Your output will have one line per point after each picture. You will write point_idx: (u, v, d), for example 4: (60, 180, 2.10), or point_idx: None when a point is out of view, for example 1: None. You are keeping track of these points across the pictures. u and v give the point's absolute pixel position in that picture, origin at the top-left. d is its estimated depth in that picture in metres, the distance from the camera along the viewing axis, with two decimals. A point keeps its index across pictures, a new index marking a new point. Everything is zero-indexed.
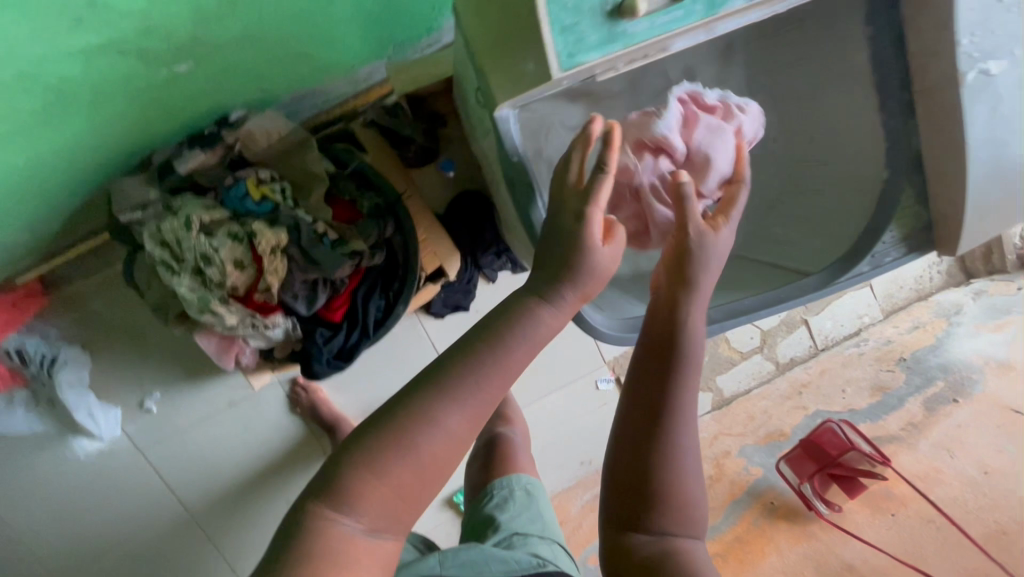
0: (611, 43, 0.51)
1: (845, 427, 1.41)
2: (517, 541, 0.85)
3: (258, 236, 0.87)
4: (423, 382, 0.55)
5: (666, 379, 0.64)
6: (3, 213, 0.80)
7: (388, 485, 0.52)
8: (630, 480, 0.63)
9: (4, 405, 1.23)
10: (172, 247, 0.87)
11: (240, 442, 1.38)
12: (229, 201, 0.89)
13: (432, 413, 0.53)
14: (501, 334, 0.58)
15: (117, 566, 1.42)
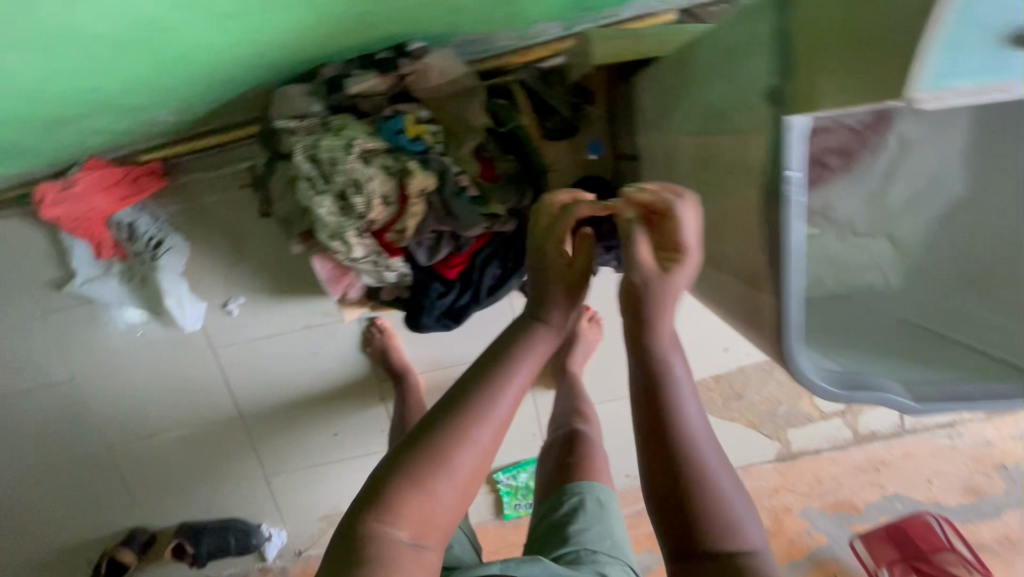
0: (989, 73, 0.38)
1: (945, 525, 1.36)
2: (585, 557, 0.88)
3: (412, 175, 0.84)
4: (439, 410, 0.54)
5: (661, 402, 0.53)
6: (168, 90, 0.78)
7: (427, 508, 0.50)
8: (676, 519, 0.52)
9: (105, 271, 1.26)
10: (322, 165, 0.83)
11: (307, 367, 1.39)
12: (386, 132, 0.86)
13: (453, 439, 0.52)
14: (500, 366, 0.56)
15: (169, 452, 1.46)
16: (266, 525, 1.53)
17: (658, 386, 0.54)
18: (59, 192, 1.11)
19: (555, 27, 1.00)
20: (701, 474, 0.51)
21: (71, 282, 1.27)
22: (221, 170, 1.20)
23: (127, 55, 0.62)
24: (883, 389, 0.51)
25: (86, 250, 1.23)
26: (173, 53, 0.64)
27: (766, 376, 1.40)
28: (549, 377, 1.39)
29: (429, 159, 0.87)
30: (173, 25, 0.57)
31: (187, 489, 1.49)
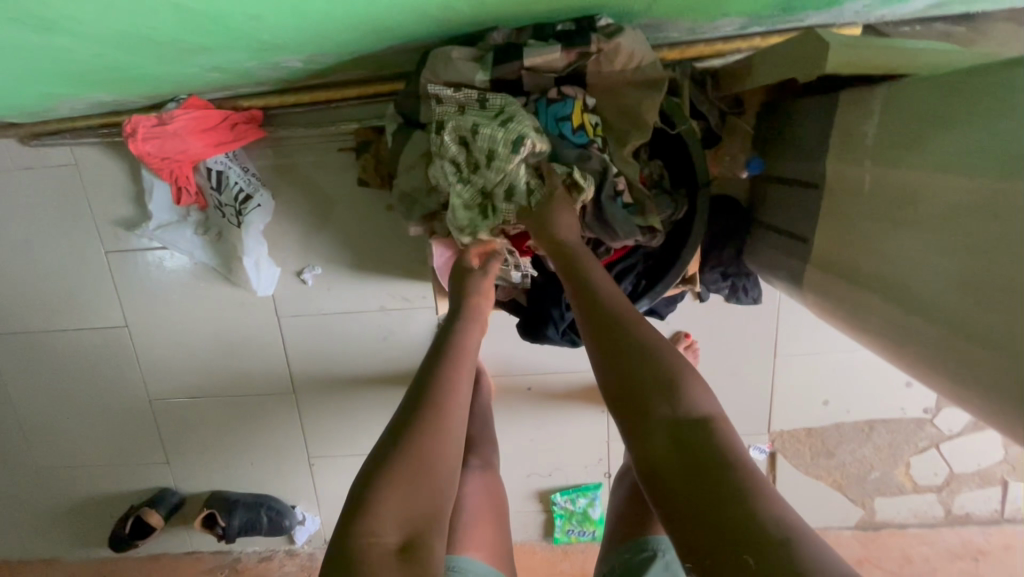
0: None
1: None
2: None
3: (579, 186, 0.75)
4: (407, 406, 0.63)
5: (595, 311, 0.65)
6: (320, 31, 0.68)
7: (406, 493, 0.57)
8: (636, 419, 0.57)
9: (181, 218, 1.17)
10: (472, 154, 0.74)
11: (373, 351, 1.29)
12: (547, 118, 0.75)
13: (423, 425, 0.61)
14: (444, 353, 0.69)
15: (212, 418, 1.37)
16: (300, 509, 1.44)
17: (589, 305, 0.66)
18: (150, 126, 1.01)
19: (732, 23, 0.88)
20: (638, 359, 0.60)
21: (145, 225, 1.18)
22: (320, 129, 1.10)
23: None
24: None
25: (165, 193, 1.15)
26: None
27: (863, 436, 1.29)
28: None
29: (591, 156, 0.76)
30: None
31: (225, 458, 1.41)
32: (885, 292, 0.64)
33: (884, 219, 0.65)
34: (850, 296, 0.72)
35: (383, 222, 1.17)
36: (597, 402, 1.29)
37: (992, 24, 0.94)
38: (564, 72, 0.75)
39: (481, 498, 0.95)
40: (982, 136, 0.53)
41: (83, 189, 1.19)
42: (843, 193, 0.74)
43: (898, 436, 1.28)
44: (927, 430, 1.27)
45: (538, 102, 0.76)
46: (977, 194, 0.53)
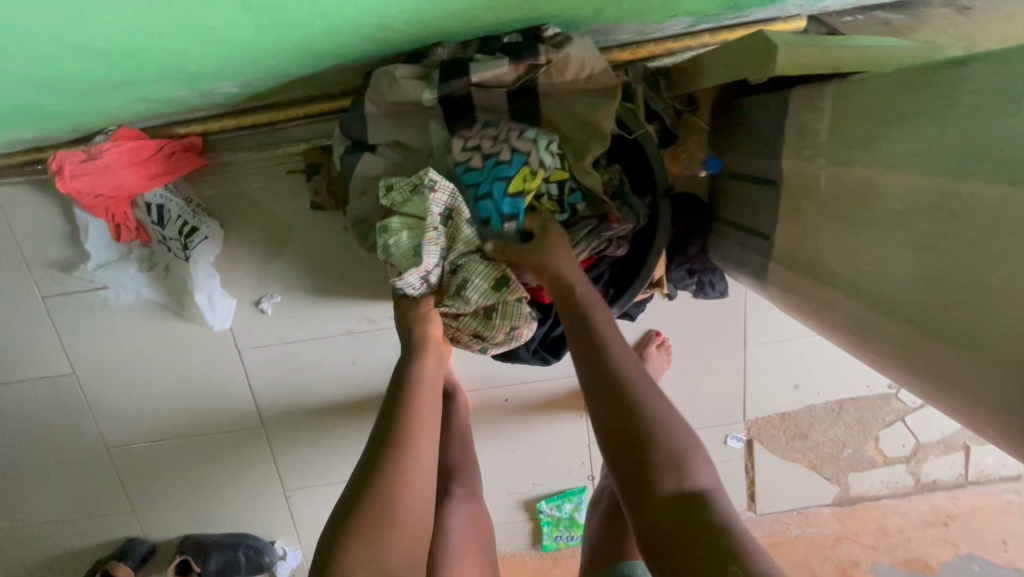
0: None
1: None
2: None
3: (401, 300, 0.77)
4: (374, 452, 0.64)
5: (595, 345, 0.67)
6: (254, 58, 0.64)
7: (378, 550, 0.57)
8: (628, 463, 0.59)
9: (122, 256, 1.10)
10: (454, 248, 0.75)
11: (343, 377, 1.25)
12: (488, 171, 0.73)
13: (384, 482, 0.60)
14: (406, 394, 0.68)
15: (177, 460, 1.30)
16: (280, 543, 1.39)
17: (591, 337, 0.67)
18: (78, 162, 0.94)
19: (681, 23, 0.87)
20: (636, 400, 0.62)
21: (83, 265, 1.11)
22: (266, 152, 1.04)
23: None
24: None
25: (102, 232, 1.07)
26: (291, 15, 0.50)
27: (834, 416, 1.32)
28: None
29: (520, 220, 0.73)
30: None
31: (195, 500, 1.34)
32: (849, 293, 0.65)
33: (844, 216, 0.65)
34: (814, 294, 0.72)
35: (341, 244, 1.13)
36: (576, 407, 1.28)
37: (929, 10, 0.96)
38: (514, 86, 0.73)
39: (466, 530, 0.94)
40: (931, 135, 0.54)
41: (10, 232, 1.10)
42: (800, 193, 0.74)
43: (866, 412, 1.32)
44: (892, 404, 1.32)
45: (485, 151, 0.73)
46: (931, 193, 0.53)
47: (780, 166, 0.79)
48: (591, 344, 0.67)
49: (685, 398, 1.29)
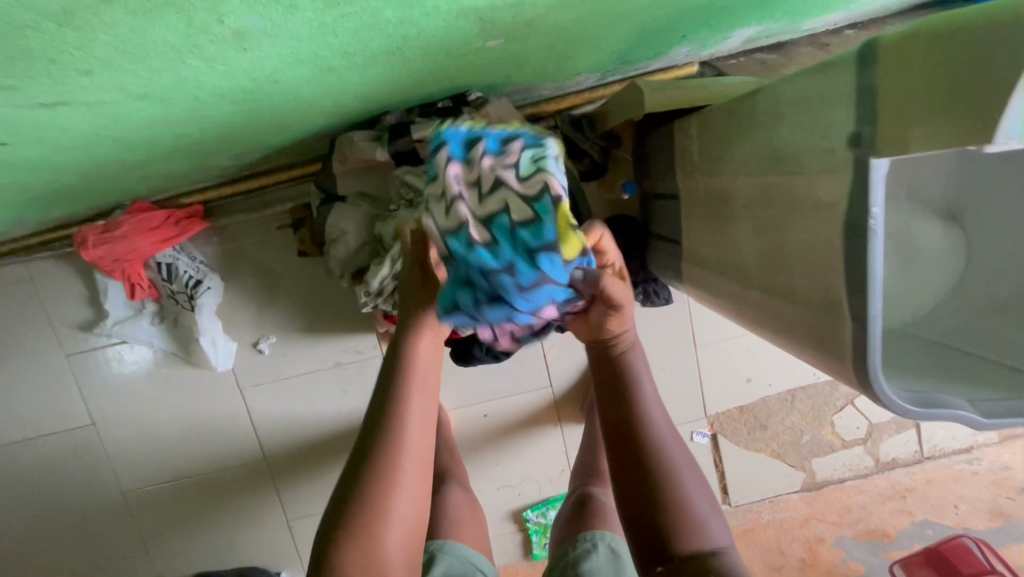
0: None
1: (984, 547, 1.28)
2: None
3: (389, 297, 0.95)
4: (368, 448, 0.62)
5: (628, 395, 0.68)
6: (243, 136, 0.82)
7: (370, 553, 0.57)
8: (635, 494, 0.64)
9: (137, 312, 1.27)
10: None
11: (335, 406, 1.38)
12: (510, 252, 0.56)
13: (376, 491, 0.59)
14: (396, 385, 0.65)
15: (187, 499, 1.41)
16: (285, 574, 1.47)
17: (624, 387, 0.69)
18: (100, 233, 1.12)
19: (590, 77, 1.07)
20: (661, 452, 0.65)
21: (102, 322, 1.27)
22: (259, 213, 1.23)
23: (224, 107, 0.65)
24: (959, 407, 0.53)
25: (119, 292, 1.24)
26: (265, 104, 0.68)
27: (788, 405, 1.44)
28: (577, 410, 1.39)
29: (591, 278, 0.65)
30: (280, 82, 0.60)
31: (204, 537, 1.43)
32: (728, 278, 0.79)
33: (716, 217, 0.81)
34: (709, 283, 0.87)
35: (327, 286, 1.29)
36: (550, 418, 1.40)
37: (798, 49, 1.16)
38: None
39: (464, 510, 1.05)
40: (748, 148, 0.70)
41: (40, 299, 1.27)
42: (692, 203, 0.90)
43: (818, 399, 1.44)
44: (840, 389, 1.43)
45: (489, 235, 0.56)
46: (754, 190, 0.69)
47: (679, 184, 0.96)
48: (625, 396, 0.68)
49: None
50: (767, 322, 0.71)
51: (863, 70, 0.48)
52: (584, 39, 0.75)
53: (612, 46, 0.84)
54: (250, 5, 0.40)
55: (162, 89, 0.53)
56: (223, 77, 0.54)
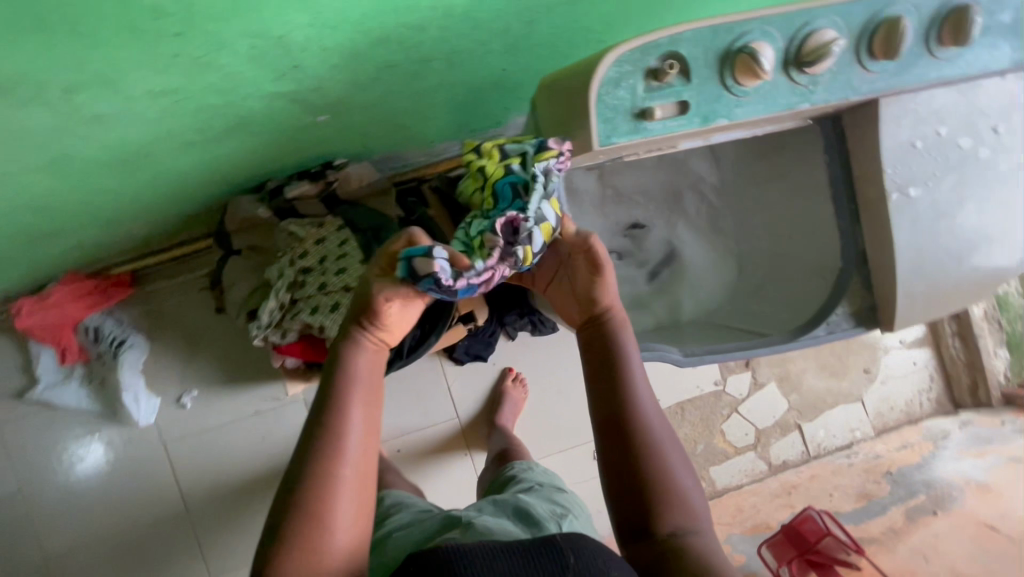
0: (637, 133, 0.61)
1: (824, 515, 1.44)
2: (536, 488, 0.94)
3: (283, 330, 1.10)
4: (303, 463, 0.58)
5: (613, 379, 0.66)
6: (145, 204, 1.01)
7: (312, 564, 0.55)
8: (620, 479, 0.62)
9: (65, 376, 1.39)
10: (304, 275, 1.10)
11: (255, 453, 1.47)
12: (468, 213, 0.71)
13: (311, 503, 0.56)
14: (334, 396, 0.61)
15: (108, 561, 1.44)
16: None
17: (609, 376, 0.66)
18: (33, 304, 1.27)
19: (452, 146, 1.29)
20: (646, 438, 0.63)
21: (34, 388, 1.39)
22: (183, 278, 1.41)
23: (114, 176, 0.84)
24: (659, 349, 0.78)
25: (51, 358, 1.37)
26: (149, 173, 0.87)
27: (679, 418, 1.56)
28: (483, 437, 1.51)
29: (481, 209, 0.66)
30: (152, 153, 0.80)
31: None
32: None
33: None
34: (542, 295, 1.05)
35: (246, 338, 1.44)
36: (459, 448, 1.50)
37: None
38: (322, 196, 1.12)
39: None
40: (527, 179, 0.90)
41: None
42: None
43: (705, 409, 1.57)
44: (724, 399, 1.58)
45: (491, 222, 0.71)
46: None
47: None
48: (610, 385, 0.66)
49: (550, 421, 1.54)
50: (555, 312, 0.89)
51: (536, 112, 0.69)
52: (408, 111, 0.98)
53: (442, 117, 1.08)
54: (96, 96, 0.61)
55: (53, 161, 0.72)
56: (100, 151, 0.74)
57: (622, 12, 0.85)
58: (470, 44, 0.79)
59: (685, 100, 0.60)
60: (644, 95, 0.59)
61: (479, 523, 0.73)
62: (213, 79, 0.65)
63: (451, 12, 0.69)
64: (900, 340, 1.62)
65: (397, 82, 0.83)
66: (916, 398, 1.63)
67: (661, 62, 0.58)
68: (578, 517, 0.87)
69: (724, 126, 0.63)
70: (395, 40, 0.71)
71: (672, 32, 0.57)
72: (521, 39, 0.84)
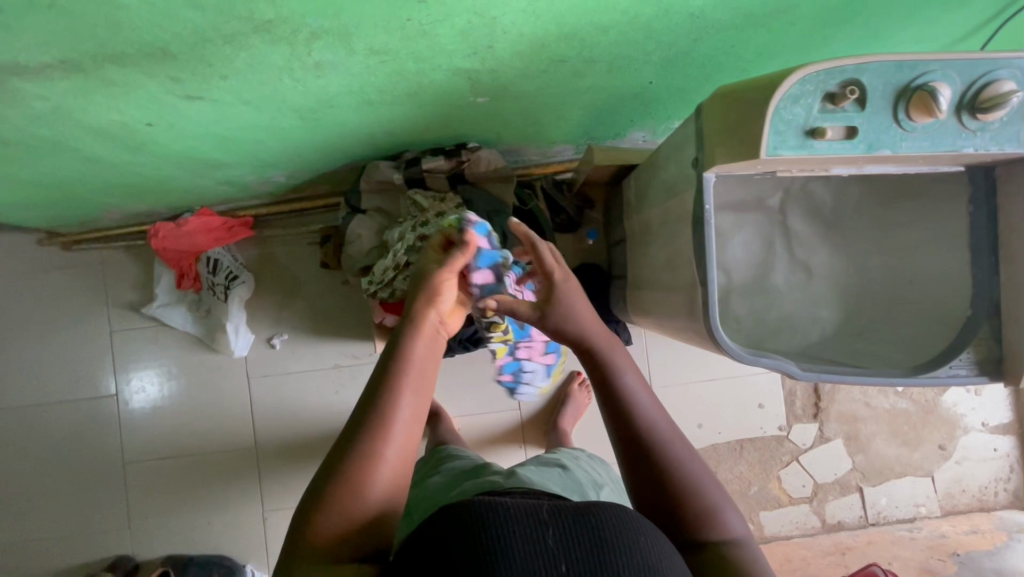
0: (803, 148, 0.65)
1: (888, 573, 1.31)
2: (572, 455, 1.11)
3: (392, 289, 1.18)
4: (350, 432, 0.60)
5: (621, 405, 0.68)
6: (300, 154, 1.12)
7: (342, 529, 0.56)
8: (652, 493, 0.64)
9: (179, 299, 1.52)
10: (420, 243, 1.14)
11: (327, 404, 1.55)
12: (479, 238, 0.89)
13: (353, 470, 0.57)
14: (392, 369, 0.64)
15: (180, 476, 1.55)
16: (250, 566, 1.54)
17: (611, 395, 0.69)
18: (169, 229, 1.39)
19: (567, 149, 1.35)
20: (663, 459, 0.65)
21: (149, 303, 1.52)
22: (295, 230, 1.52)
23: (294, 122, 0.95)
24: (780, 359, 0.75)
25: (169, 280, 1.50)
26: (320, 125, 0.97)
27: (737, 454, 1.55)
28: (541, 434, 1.55)
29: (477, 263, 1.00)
30: (335, 106, 0.90)
31: (186, 517, 1.55)
32: (653, 288, 1.01)
33: (643, 244, 1.06)
34: (642, 299, 1.09)
35: (340, 296, 1.54)
36: (515, 439, 1.54)
37: None
38: (451, 173, 1.20)
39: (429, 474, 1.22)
40: (656, 184, 0.95)
41: (104, 280, 1.54)
42: (636, 238, 1.13)
43: (764, 452, 1.55)
44: (786, 445, 1.56)
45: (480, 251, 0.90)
46: (661, 215, 0.93)
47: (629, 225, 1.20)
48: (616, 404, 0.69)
49: (606, 432, 1.57)
50: (668, 314, 0.93)
51: (697, 116, 0.74)
52: (550, 108, 1.06)
53: (574, 120, 1.15)
54: (329, 45, 0.71)
55: (260, 99, 0.83)
56: (299, 96, 0.84)
57: (779, 44, 0.90)
58: (634, 52, 0.86)
59: (854, 125, 0.64)
60: (818, 115, 0.64)
61: (522, 474, 0.89)
62: (421, 46, 0.74)
63: (635, 17, 0.76)
64: (983, 422, 1.56)
65: (558, 77, 0.91)
66: (991, 485, 1.56)
67: (840, 88, 0.62)
68: (611, 488, 1.03)
69: (887, 156, 0.66)
70: (577, 37, 0.78)
71: (859, 61, 0.61)
72: (679, 56, 0.90)
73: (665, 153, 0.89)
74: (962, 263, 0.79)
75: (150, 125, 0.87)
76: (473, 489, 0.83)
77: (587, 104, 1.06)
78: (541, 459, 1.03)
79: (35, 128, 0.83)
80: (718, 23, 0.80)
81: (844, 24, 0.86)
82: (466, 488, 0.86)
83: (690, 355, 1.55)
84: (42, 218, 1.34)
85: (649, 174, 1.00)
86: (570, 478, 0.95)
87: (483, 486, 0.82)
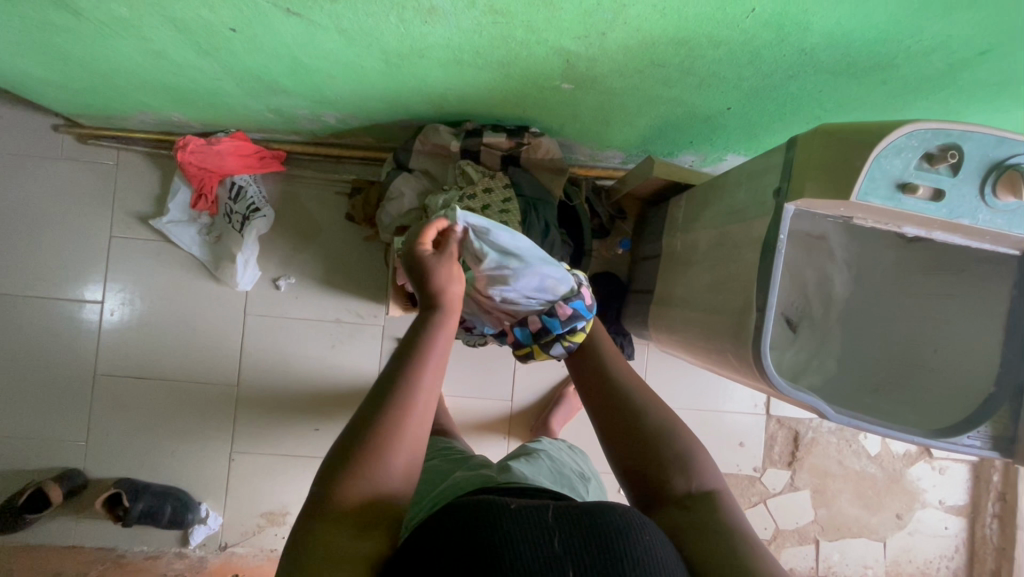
0: (890, 200, 0.67)
1: None
2: (548, 443, 1.09)
3: None
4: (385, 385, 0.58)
5: (624, 396, 0.68)
6: (364, 99, 1.09)
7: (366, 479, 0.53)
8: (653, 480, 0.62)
9: (191, 219, 1.46)
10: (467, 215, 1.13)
11: (320, 356, 1.52)
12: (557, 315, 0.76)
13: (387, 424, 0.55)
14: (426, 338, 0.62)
15: (151, 399, 1.49)
16: (206, 505, 1.49)
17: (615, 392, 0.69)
18: (199, 144, 1.32)
19: (616, 157, 1.36)
20: (658, 428, 0.65)
21: (158, 217, 1.46)
22: (326, 176, 1.48)
23: (375, 63, 0.92)
24: (817, 400, 0.77)
25: (185, 198, 1.44)
26: (399, 74, 0.95)
27: None
28: (527, 430, 1.55)
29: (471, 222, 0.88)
30: (425, 58, 0.88)
31: (147, 442, 1.49)
32: (688, 307, 1.02)
33: (685, 264, 1.08)
34: (669, 315, 1.12)
35: (356, 252, 1.51)
36: (501, 429, 1.54)
37: None
38: (509, 152, 1.19)
39: None
40: (716, 207, 0.97)
41: (116, 184, 1.47)
42: (676, 256, 1.14)
43: (735, 489, 1.59)
44: (757, 486, 1.60)
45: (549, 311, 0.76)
46: (716, 236, 0.95)
47: (668, 243, 1.20)
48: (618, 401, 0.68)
49: (589, 441, 1.58)
50: (702, 334, 0.94)
51: (789, 148, 0.76)
52: (624, 110, 1.06)
53: (639, 128, 1.16)
54: None
55: (357, 31, 0.81)
56: (395, 38, 0.82)
57: (862, 101, 0.92)
58: (729, 74, 0.87)
59: (942, 188, 0.67)
60: (913, 171, 0.66)
61: (516, 468, 0.85)
62: (540, 13, 0.74)
63: (748, 40, 0.77)
64: (940, 500, 1.63)
65: (648, 80, 0.91)
66: (936, 560, 1.64)
67: (941, 150, 0.65)
68: (596, 482, 1.03)
69: (966, 224, 0.68)
70: (688, 44, 0.79)
71: (965, 128, 0.64)
72: (767, 88, 0.91)
73: (737, 179, 0.90)
74: (991, 342, 0.83)
75: (233, 31, 0.84)
76: (468, 481, 0.79)
77: (661, 114, 1.07)
78: (524, 452, 1.00)
79: (113, 3, 0.79)
80: (819, 65, 0.82)
81: (928, 95, 0.89)
82: (457, 480, 0.81)
83: (686, 383, 1.58)
84: (70, 103, 1.27)
85: (708, 196, 1.02)
86: (559, 470, 0.94)
87: (479, 479, 0.78)
